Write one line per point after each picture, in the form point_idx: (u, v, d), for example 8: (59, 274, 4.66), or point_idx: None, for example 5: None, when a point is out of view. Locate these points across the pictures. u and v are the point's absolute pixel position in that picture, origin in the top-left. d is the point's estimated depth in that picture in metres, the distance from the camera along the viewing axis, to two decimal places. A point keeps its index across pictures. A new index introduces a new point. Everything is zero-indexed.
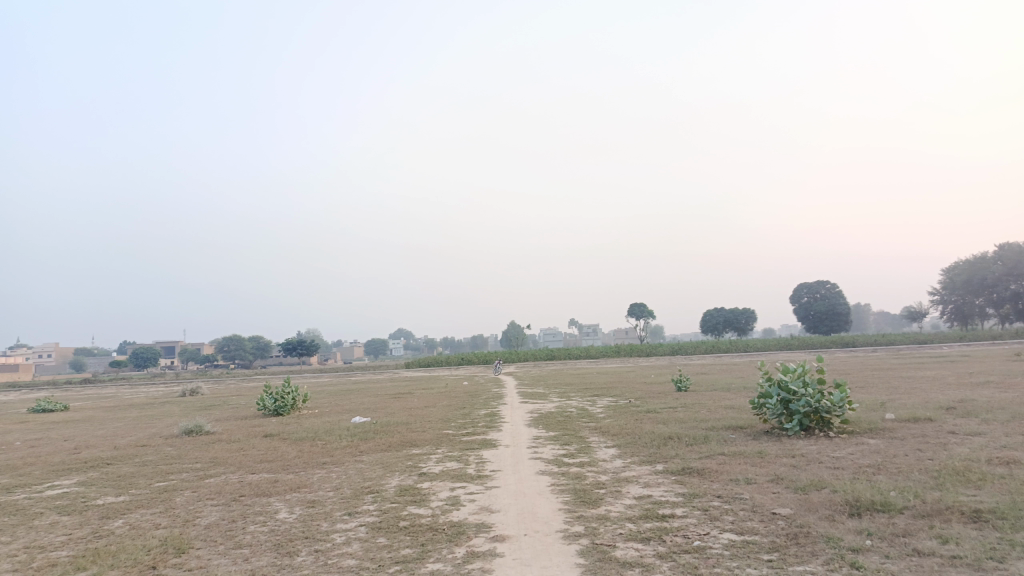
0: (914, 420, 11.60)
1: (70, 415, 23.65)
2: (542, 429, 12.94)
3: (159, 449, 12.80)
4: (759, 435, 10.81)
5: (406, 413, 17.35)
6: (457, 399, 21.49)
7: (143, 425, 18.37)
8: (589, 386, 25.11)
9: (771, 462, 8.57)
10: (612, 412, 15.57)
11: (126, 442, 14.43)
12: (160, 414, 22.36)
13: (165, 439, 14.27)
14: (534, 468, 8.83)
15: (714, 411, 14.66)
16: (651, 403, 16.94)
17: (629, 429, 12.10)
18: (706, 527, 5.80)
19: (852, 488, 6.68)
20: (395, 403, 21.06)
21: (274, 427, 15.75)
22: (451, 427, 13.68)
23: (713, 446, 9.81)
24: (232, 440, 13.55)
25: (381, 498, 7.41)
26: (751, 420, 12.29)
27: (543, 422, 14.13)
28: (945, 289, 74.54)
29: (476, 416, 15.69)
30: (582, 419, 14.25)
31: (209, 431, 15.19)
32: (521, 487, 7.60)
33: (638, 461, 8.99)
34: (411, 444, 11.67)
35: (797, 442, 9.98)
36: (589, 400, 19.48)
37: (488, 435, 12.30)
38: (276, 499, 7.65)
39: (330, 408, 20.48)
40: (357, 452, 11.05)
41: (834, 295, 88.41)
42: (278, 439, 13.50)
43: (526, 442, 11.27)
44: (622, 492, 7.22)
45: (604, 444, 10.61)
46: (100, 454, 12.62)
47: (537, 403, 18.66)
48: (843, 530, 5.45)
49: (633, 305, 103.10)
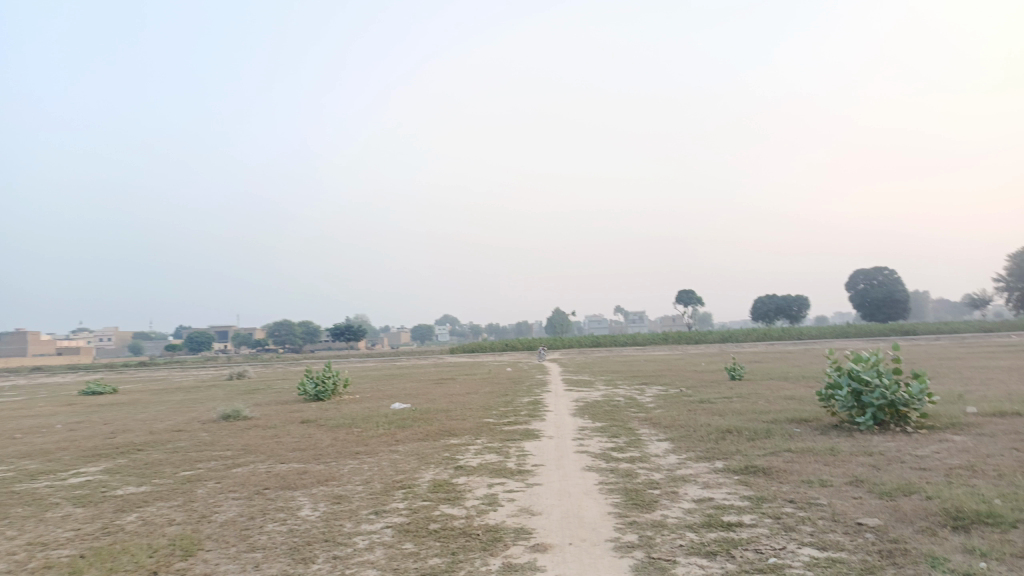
0: (1002, 415, 10.47)
1: (118, 398, 23.87)
2: (589, 419, 12.20)
3: (193, 435, 12.49)
4: (828, 430, 9.87)
5: (447, 399, 16.80)
6: (500, 385, 20.87)
7: (184, 409, 18.23)
8: (637, 374, 24.24)
9: (846, 461, 7.67)
10: (662, 401, 14.75)
11: (163, 426, 14.19)
12: (204, 397, 22.33)
13: (202, 425, 13.99)
14: (580, 462, 8.12)
15: (773, 402, 13.71)
16: (704, 393, 16.05)
17: (682, 420, 11.26)
18: (780, 540, 4.98)
19: (950, 495, 5.77)
20: (437, 389, 20.57)
21: (312, 413, 15.36)
22: (492, 416, 13.02)
23: (777, 442, 8.93)
24: (268, 426, 13.18)
25: (412, 495, 6.77)
26: (817, 413, 11.35)
27: (589, 411, 13.38)
28: (1011, 275, 71.04)
29: (519, 405, 15.03)
30: (631, 409, 13.47)
31: (247, 416, 14.89)
32: (565, 485, 6.89)
33: (695, 458, 8.18)
34: (449, 433, 11.06)
35: (872, 439, 9.03)
36: (637, 388, 18.66)
37: (531, 424, 11.62)
38: (300, 494, 7.08)
39: (371, 393, 20.10)
40: (392, 441, 10.50)
41: (892, 281, 85.15)
42: (314, 426, 13.08)
43: (572, 433, 10.56)
44: (678, 494, 6.44)
45: (655, 438, 9.83)
46: (134, 439, 12.35)
47: (583, 391, 17.92)
48: (949, 547, 4.57)
49: (681, 291, 101.34)
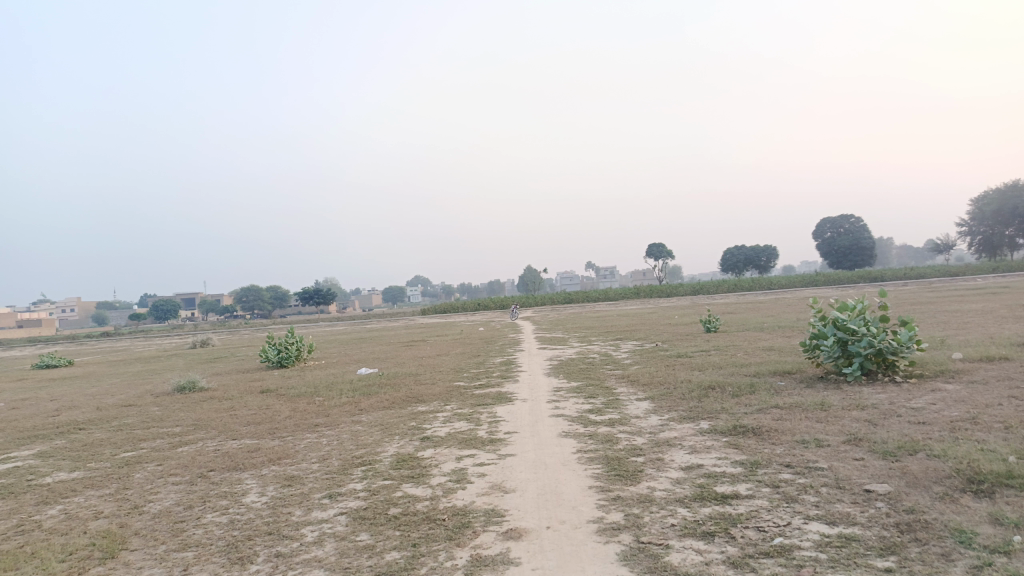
0: (990, 361, 10.10)
1: (72, 371, 22.82)
2: (564, 379, 11.64)
3: (142, 411, 11.67)
4: (814, 382, 9.40)
5: (415, 363, 16.15)
6: (472, 346, 20.28)
7: (139, 381, 17.34)
8: (612, 329, 23.79)
9: (839, 417, 7.17)
10: (639, 357, 14.26)
11: (113, 401, 13.33)
12: (163, 368, 21.39)
13: (154, 398, 13.17)
14: (556, 428, 7.52)
15: (753, 354, 13.29)
16: (681, 347, 15.62)
17: (662, 377, 10.73)
18: (784, 515, 4.41)
19: (963, 454, 5.25)
20: (407, 352, 19.90)
21: (274, 382, 14.61)
22: (463, 379, 12.38)
23: (763, 398, 8.43)
24: (224, 398, 12.40)
25: (371, 473, 6.11)
26: (800, 364, 10.90)
27: (564, 370, 12.81)
28: (974, 220, 71.88)
29: (491, 366, 14.42)
30: (607, 367, 12.95)
31: (203, 387, 14.07)
32: (541, 455, 6.29)
33: (679, 418, 7.64)
34: (417, 400, 10.41)
35: (862, 391, 8.57)
36: (612, 344, 18.17)
37: (503, 387, 11.02)
38: (247, 477, 6.37)
39: (338, 358, 19.37)
40: (356, 411, 9.82)
41: (859, 229, 85.87)
42: (274, 395, 12.35)
43: (547, 394, 9.98)
44: (665, 462, 5.86)
45: (634, 397, 9.27)
46: (78, 417, 11.50)
47: (557, 349, 17.37)
48: (974, 517, 4.03)
49: (652, 245, 101.41)
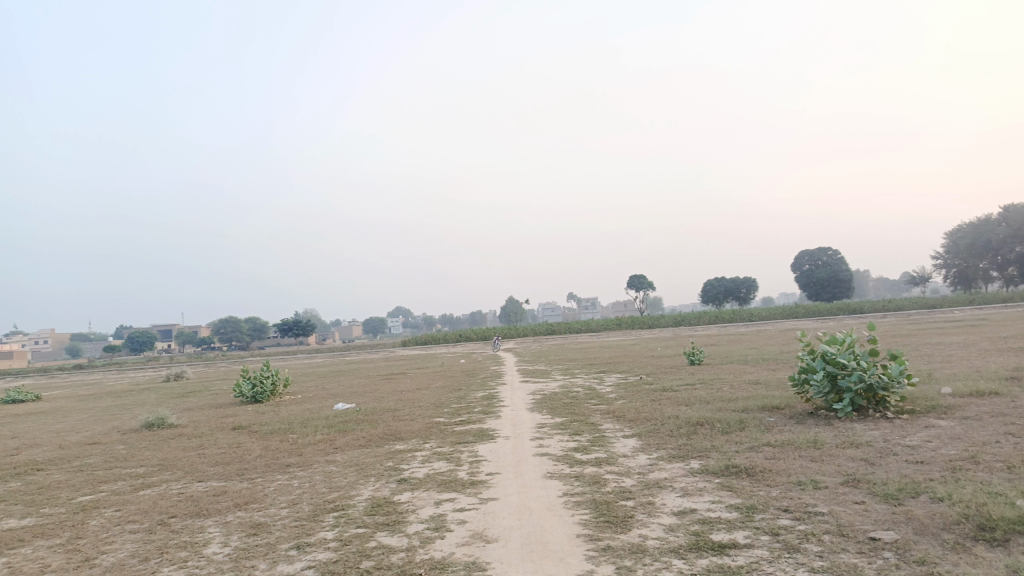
0: (980, 395, 9.93)
1: (38, 406, 22.04)
2: (547, 414, 11.30)
3: (106, 449, 11.15)
4: (805, 418, 9.16)
5: (394, 397, 15.73)
6: (453, 379, 19.88)
7: (106, 416, 16.72)
8: (594, 362, 23.50)
9: (834, 457, 6.91)
10: (623, 391, 13.96)
11: (77, 439, 12.76)
12: (133, 403, 20.71)
13: (121, 436, 12.63)
14: (540, 468, 7.19)
15: (739, 388, 13.07)
16: (666, 380, 15.35)
17: (648, 413, 10.44)
18: (787, 567, 4.11)
19: (968, 497, 5.00)
20: (386, 385, 19.45)
21: (246, 417, 14.11)
22: (443, 415, 12.00)
23: (753, 435, 8.16)
24: (194, 435, 11.91)
25: (344, 520, 5.72)
26: (788, 399, 10.66)
27: (547, 404, 12.47)
28: (948, 253, 72.90)
29: (472, 400, 14.04)
30: (591, 401, 12.64)
31: (173, 424, 13.55)
32: (525, 500, 5.95)
33: (668, 458, 7.34)
34: (395, 437, 10.01)
35: (854, 428, 8.33)
36: (596, 377, 17.87)
37: (485, 423, 10.66)
38: (211, 525, 5.95)
39: (315, 392, 18.87)
40: (331, 449, 9.41)
41: (836, 261, 86.77)
42: (246, 433, 11.88)
43: (530, 431, 9.64)
44: (656, 506, 5.55)
45: (621, 435, 8.96)
46: (38, 456, 10.95)
47: (539, 382, 17.04)
48: (990, 569, 3.76)
49: (633, 277, 101.78)
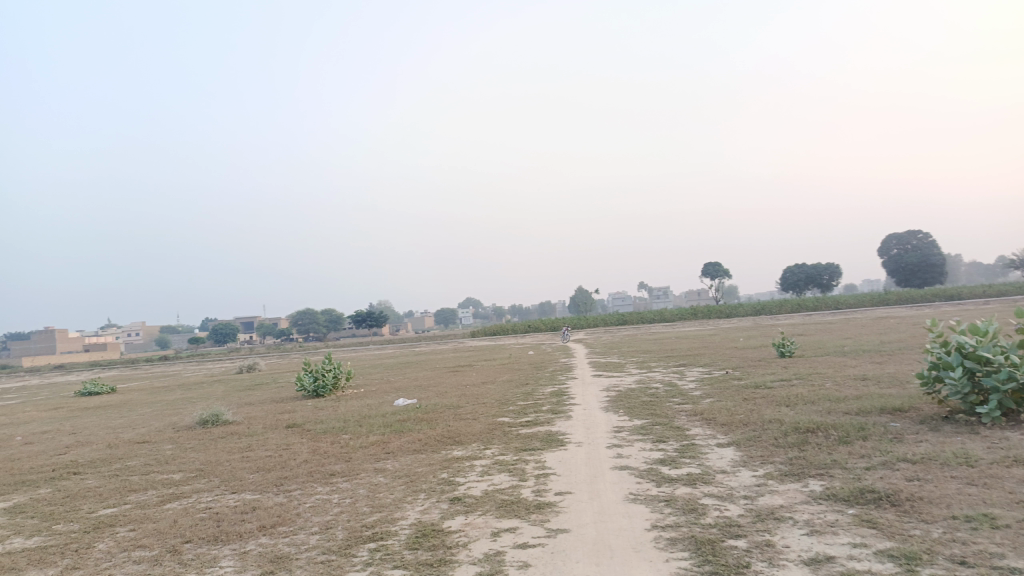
0: None
1: (111, 399, 22.06)
2: (625, 415, 10.02)
3: (152, 450, 10.48)
4: (939, 426, 7.60)
5: (458, 392, 14.74)
6: (520, 372, 18.76)
7: (166, 411, 16.32)
8: (671, 354, 21.98)
9: (1001, 480, 5.41)
10: (709, 387, 12.53)
11: (130, 436, 12.24)
12: (199, 396, 20.46)
13: (173, 433, 12.03)
14: (621, 487, 5.96)
15: (845, 385, 11.45)
16: (755, 375, 13.79)
17: (743, 416, 9.04)
18: None
19: None
20: (450, 379, 18.54)
21: (303, 414, 13.35)
22: (508, 414, 10.90)
23: (882, 448, 6.69)
24: (245, 434, 11.16)
25: (380, 556, 4.63)
26: (912, 402, 9.04)
27: (624, 403, 11.17)
28: None
29: (541, 397, 12.88)
30: (674, 399, 11.28)
31: (227, 420, 12.91)
32: (603, 534, 4.72)
33: (780, 478, 5.97)
34: (453, 440, 8.94)
35: (1011, 438, 6.75)
36: (675, 370, 16.41)
37: (554, 424, 9.48)
38: (225, 556, 4.96)
39: (377, 386, 18.10)
40: (382, 455, 8.42)
41: (927, 245, 81.48)
42: (299, 431, 11.07)
43: (606, 436, 8.40)
44: (778, 550, 4.23)
45: (714, 443, 7.62)
46: (82, 456, 10.38)
47: (613, 377, 15.72)
48: None
49: (707, 264, 98.60)
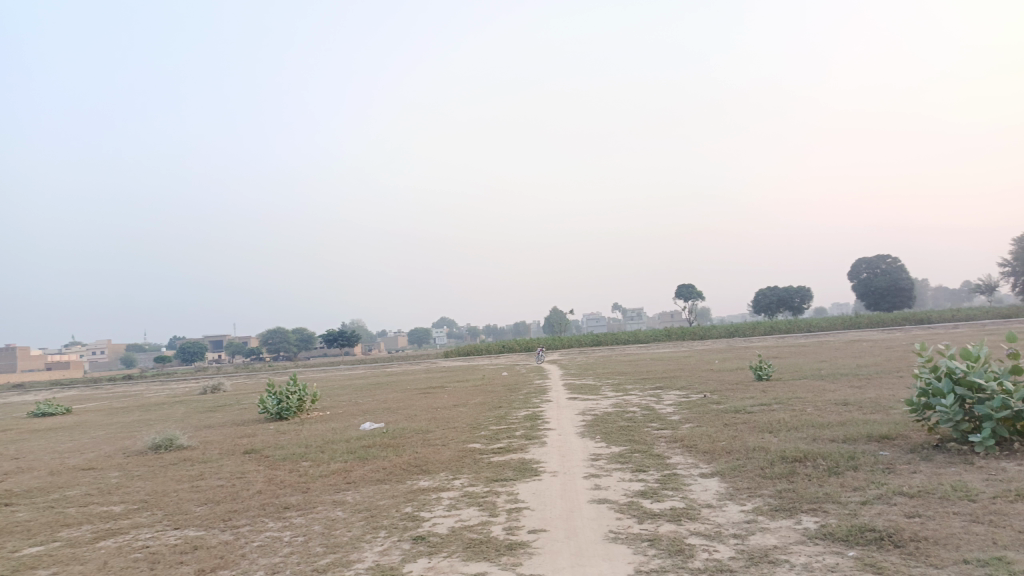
0: None
1: (65, 421, 21.08)
2: (602, 441, 9.56)
3: (97, 478, 9.76)
4: (931, 456, 7.24)
5: (428, 416, 14.15)
6: (493, 395, 18.22)
7: (121, 434, 15.49)
8: (648, 376, 21.61)
9: (1008, 517, 5.01)
10: (688, 412, 12.11)
11: (75, 463, 11.47)
12: (157, 418, 19.57)
13: (122, 460, 11.29)
14: (600, 524, 5.47)
15: (828, 411, 11.11)
16: (735, 399, 13.41)
17: (726, 443, 8.62)
18: None
19: None
20: (421, 401, 17.94)
21: (264, 438, 12.68)
22: (479, 439, 10.37)
23: (875, 481, 6.29)
24: (199, 461, 10.48)
25: None
26: (900, 429, 8.68)
27: (600, 428, 10.70)
28: (1017, 258, 68.60)
29: (514, 421, 12.37)
30: (653, 425, 10.84)
31: (182, 445, 12.20)
32: None
33: (771, 515, 5.53)
34: (420, 469, 8.39)
35: (1008, 470, 6.39)
36: (652, 394, 16.01)
37: (528, 452, 8.97)
38: None
39: (344, 409, 17.43)
40: (343, 485, 7.84)
41: (896, 269, 82.62)
42: (257, 458, 10.43)
43: (583, 465, 7.92)
44: None
45: (697, 473, 7.18)
46: (19, 484, 9.63)
47: (589, 400, 15.26)
48: None
49: (681, 286, 99.03)
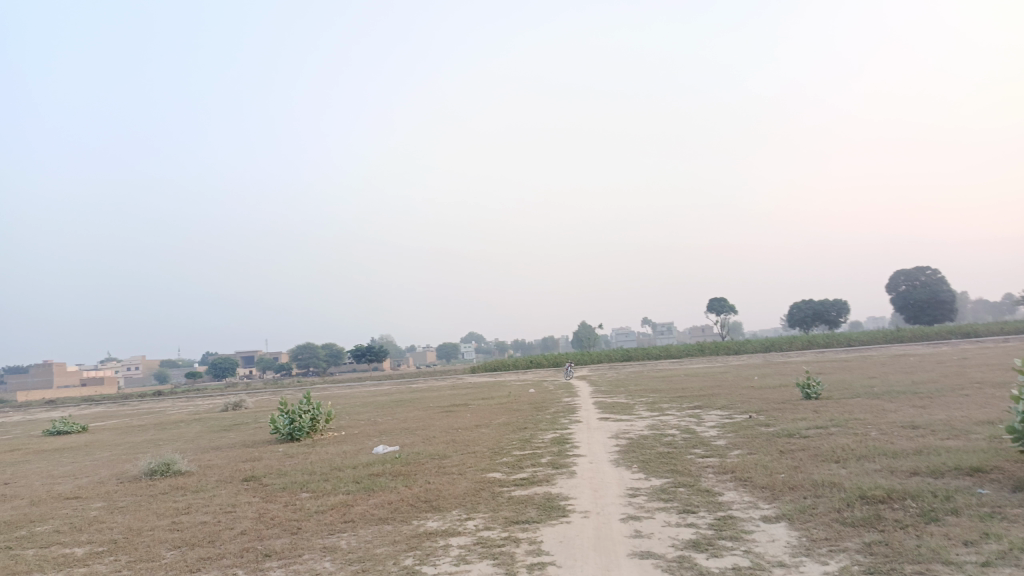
0: None
1: (77, 440, 20.37)
2: (640, 471, 8.36)
3: (76, 510, 8.80)
4: None
5: (447, 438, 13.06)
6: (518, 414, 17.06)
7: (123, 456, 14.61)
8: (684, 393, 20.26)
9: None
10: (734, 436, 10.85)
11: (64, 490, 10.57)
12: (168, 438, 18.71)
13: (113, 487, 10.37)
14: None
15: (896, 436, 9.77)
16: (785, 421, 12.11)
17: (787, 477, 7.37)
18: None
19: None
20: (442, 421, 16.85)
21: (268, 464, 11.66)
22: (501, 467, 9.24)
23: (988, 532, 5.01)
24: (190, 491, 9.48)
25: None
26: (998, 461, 7.36)
27: (637, 455, 9.50)
28: None
29: (539, 445, 11.20)
30: (696, 451, 9.61)
31: (180, 470, 11.27)
32: None
33: None
34: (431, 505, 7.28)
35: None
36: (690, 414, 14.71)
37: (555, 485, 7.81)
38: None
39: (360, 429, 16.39)
40: (340, 525, 6.76)
41: (936, 281, 79.79)
42: (255, 487, 9.43)
43: (620, 503, 6.74)
44: None
45: (759, 518, 5.94)
46: None
47: (622, 420, 14.03)
48: None
49: (713, 300, 96.92)
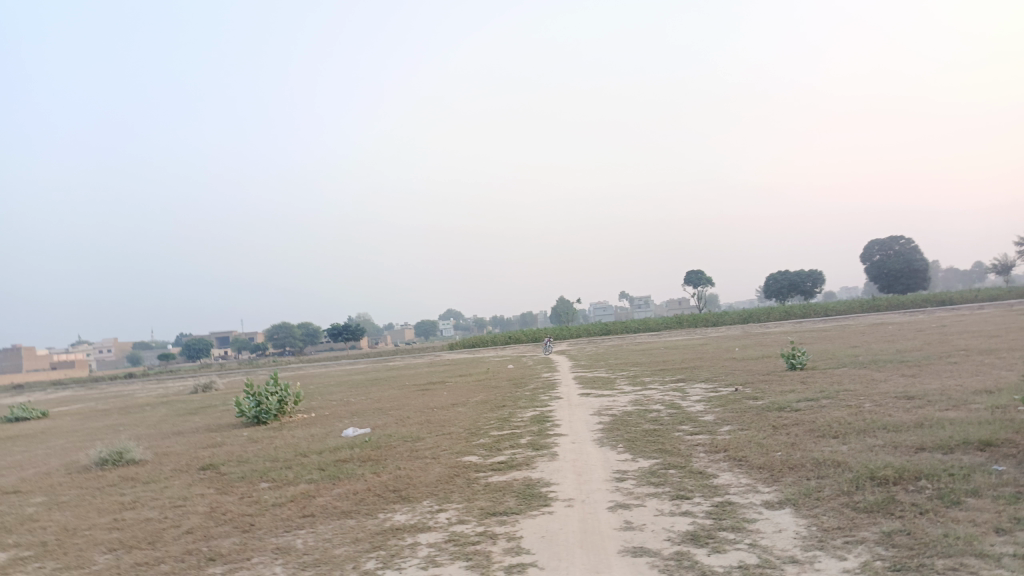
0: None
1: (36, 426, 19.42)
2: (626, 452, 7.77)
3: (11, 506, 8.03)
4: None
5: (420, 419, 12.42)
6: (497, 391, 16.46)
7: (78, 444, 13.77)
8: (665, 366, 19.79)
9: None
10: (723, 410, 10.33)
11: (5, 483, 9.77)
12: (131, 423, 17.86)
13: (59, 479, 9.60)
14: None
15: (893, 407, 9.29)
16: (774, 394, 11.61)
17: (786, 455, 6.80)
18: None
19: None
20: (417, 400, 16.21)
21: (229, 450, 10.94)
22: (478, 449, 8.62)
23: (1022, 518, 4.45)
24: (139, 482, 8.74)
25: None
26: (1009, 434, 6.86)
27: (623, 434, 8.93)
28: None
29: (518, 424, 10.58)
30: (684, 429, 9.05)
31: (134, 458, 10.51)
32: None
33: None
34: (399, 495, 6.62)
35: None
36: (674, 387, 14.18)
37: (536, 469, 7.20)
38: None
39: (331, 410, 15.70)
40: (297, 521, 6.07)
41: (910, 250, 80.42)
42: (210, 477, 8.71)
43: (607, 489, 6.14)
44: None
45: (761, 504, 5.35)
46: None
47: (604, 396, 13.46)
48: None
49: (690, 272, 97.00)
